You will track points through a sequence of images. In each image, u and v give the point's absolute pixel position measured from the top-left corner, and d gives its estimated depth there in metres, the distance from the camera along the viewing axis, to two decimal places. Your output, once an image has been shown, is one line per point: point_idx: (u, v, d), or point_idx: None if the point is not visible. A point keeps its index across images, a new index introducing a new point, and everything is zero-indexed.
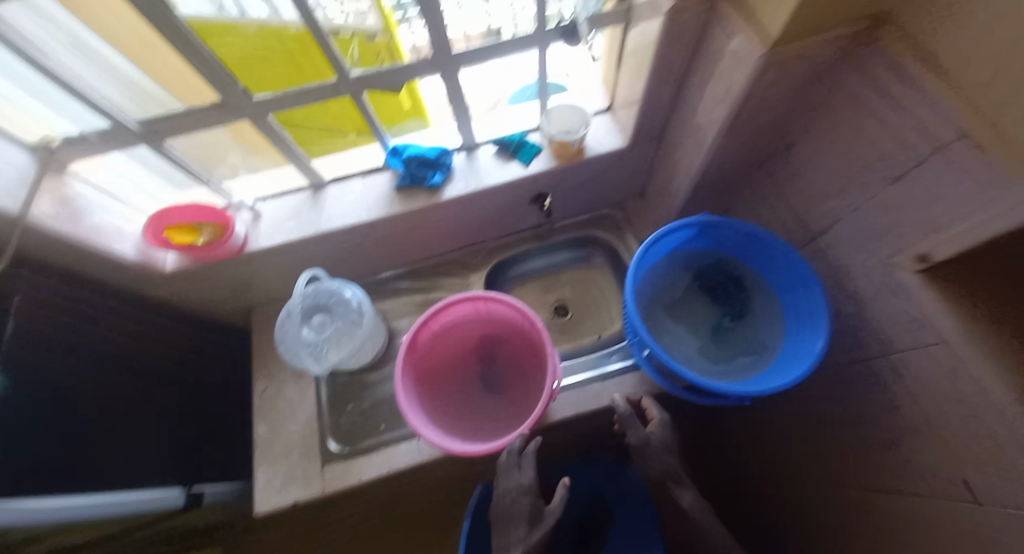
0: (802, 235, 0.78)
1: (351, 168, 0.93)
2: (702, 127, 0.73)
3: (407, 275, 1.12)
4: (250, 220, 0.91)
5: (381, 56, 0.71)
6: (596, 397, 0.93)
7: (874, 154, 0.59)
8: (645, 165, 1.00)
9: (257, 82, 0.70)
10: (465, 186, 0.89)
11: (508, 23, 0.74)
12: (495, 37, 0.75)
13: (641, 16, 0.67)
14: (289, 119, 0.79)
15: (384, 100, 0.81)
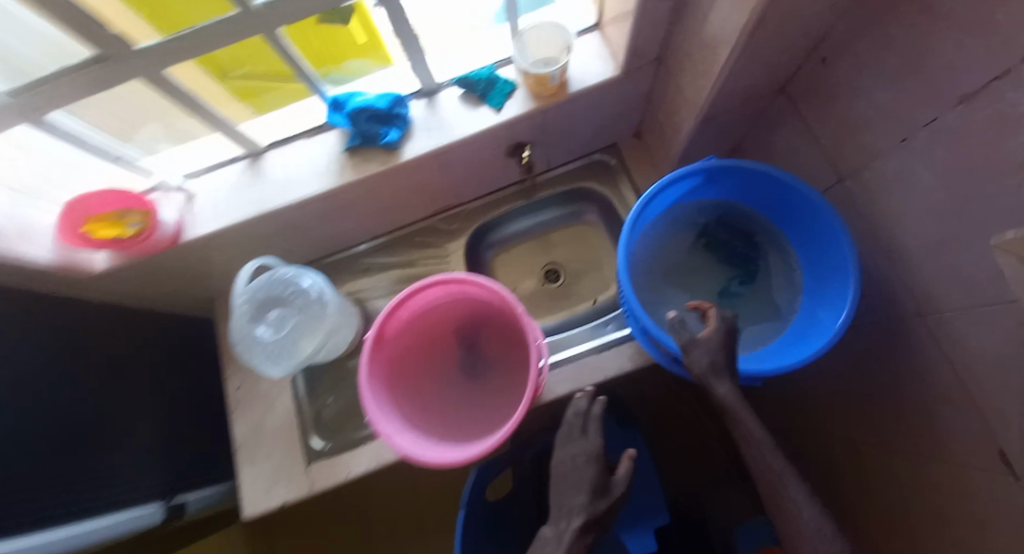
0: (826, 172, 0.64)
1: (292, 129, 0.78)
2: (712, 46, 0.57)
3: (382, 247, 1.00)
4: (184, 203, 0.76)
5: None
6: (594, 370, 0.84)
7: (930, 69, 0.44)
8: (640, 98, 0.84)
9: (135, 26, 0.52)
10: (430, 143, 0.74)
11: None
12: None
13: None
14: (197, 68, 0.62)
15: (314, 37, 0.64)
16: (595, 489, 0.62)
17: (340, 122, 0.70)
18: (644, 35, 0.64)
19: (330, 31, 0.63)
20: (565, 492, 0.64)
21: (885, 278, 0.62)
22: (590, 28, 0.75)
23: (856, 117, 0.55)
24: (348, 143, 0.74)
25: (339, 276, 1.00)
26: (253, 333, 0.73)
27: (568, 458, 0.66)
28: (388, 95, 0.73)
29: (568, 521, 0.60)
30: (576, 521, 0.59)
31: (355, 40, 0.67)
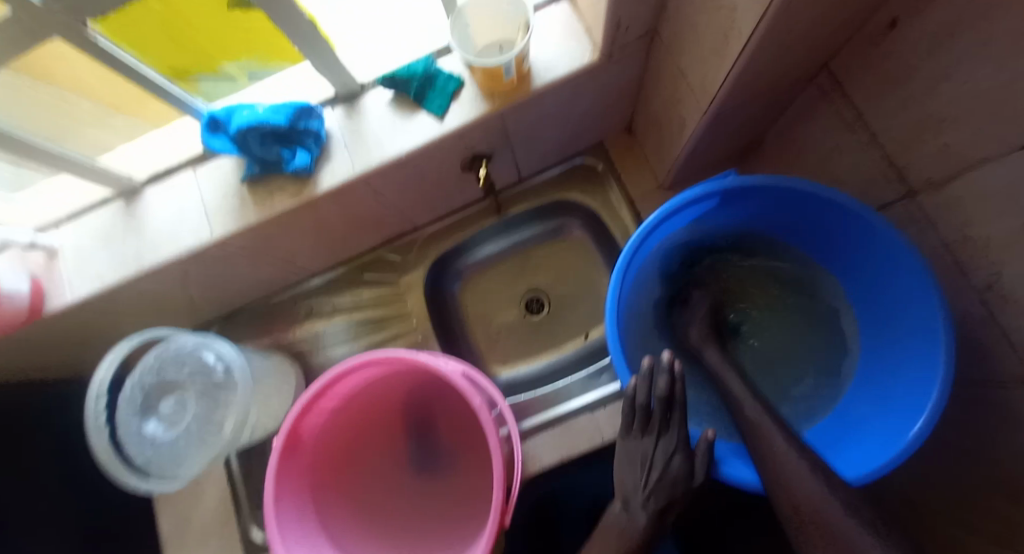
0: (895, 179, 0.46)
1: (173, 157, 0.62)
2: (726, 10, 0.39)
3: (329, 284, 0.83)
4: (45, 261, 0.62)
5: None
6: (585, 433, 0.68)
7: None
8: (628, 86, 0.65)
9: None
10: (352, 165, 0.56)
11: None
12: None
13: None
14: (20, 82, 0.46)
15: (187, 18, 0.44)
16: (676, 475, 0.49)
17: (223, 148, 0.54)
18: (628, 1, 0.46)
19: (185, 20, 0.44)
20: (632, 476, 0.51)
21: (976, 327, 0.45)
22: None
23: (948, 104, 0.37)
24: (246, 173, 0.57)
25: (279, 323, 0.83)
26: (142, 429, 0.60)
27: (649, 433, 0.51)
28: (290, 104, 0.54)
29: (640, 512, 0.50)
30: (643, 518, 0.49)
31: (239, 31, 0.48)
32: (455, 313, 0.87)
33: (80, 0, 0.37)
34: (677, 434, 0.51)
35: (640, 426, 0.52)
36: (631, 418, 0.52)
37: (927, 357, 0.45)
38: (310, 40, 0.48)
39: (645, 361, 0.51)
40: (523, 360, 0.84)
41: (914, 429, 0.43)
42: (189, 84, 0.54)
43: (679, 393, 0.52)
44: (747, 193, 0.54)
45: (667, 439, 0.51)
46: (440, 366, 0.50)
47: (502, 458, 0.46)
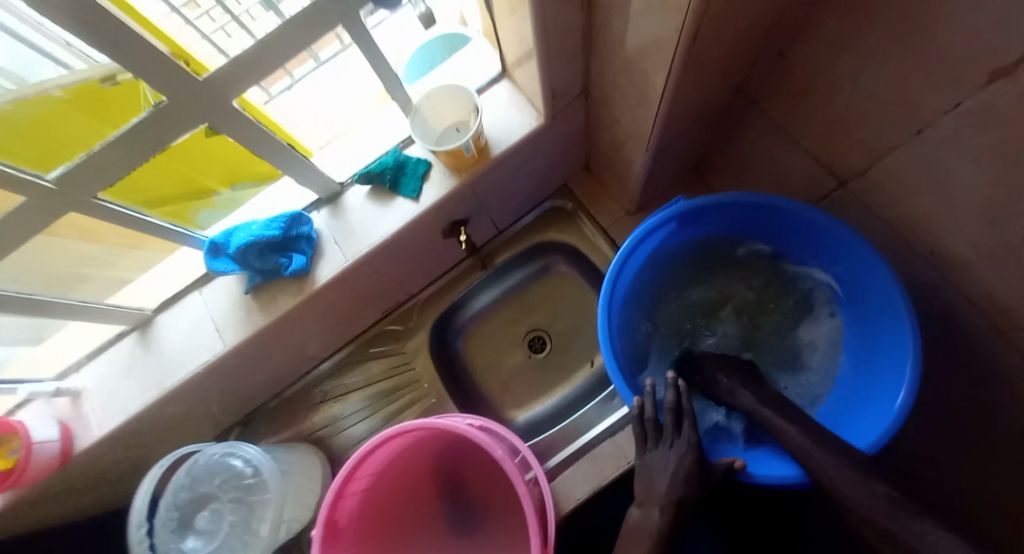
0: (825, 174, 0.52)
1: (177, 282, 0.66)
2: (641, 72, 0.45)
3: (338, 366, 0.87)
4: (71, 405, 0.65)
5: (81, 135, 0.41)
6: (611, 460, 0.70)
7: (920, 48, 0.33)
8: (577, 134, 0.72)
9: None
10: (343, 256, 0.61)
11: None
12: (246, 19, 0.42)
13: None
14: (45, 249, 0.51)
15: (199, 154, 0.51)
16: (689, 481, 0.50)
17: (226, 268, 0.59)
18: (558, 73, 0.53)
19: (189, 158, 0.51)
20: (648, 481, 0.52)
21: (931, 289, 0.49)
22: (498, 75, 0.64)
23: (844, 113, 0.43)
24: (248, 284, 0.62)
25: (297, 414, 0.86)
26: (183, 548, 0.61)
27: (664, 445, 0.53)
28: (280, 217, 0.59)
29: (653, 510, 0.50)
30: (657, 515, 0.50)
31: (239, 155, 0.56)
32: (463, 368, 0.90)
33: (95, 172, 0.43)
34: (687, 440, 0.53)
35: (654, 439, 0.55)
36: (644, 434, 0.56)
37: (893, 326, 0.49)
38: (287, 159, 0.54)
39: (646, 382, 0.56)
40: (537, 400, 0.87)
41: (899, 399, 0.47)
42: (189, 219, 0.60)
43: (685, 403, 0.56)
44: (705, 209, 0.59)
45: (677, 445, 0.53)
46: (456, 425, 0.53)
47: (533, 506, 0.48)
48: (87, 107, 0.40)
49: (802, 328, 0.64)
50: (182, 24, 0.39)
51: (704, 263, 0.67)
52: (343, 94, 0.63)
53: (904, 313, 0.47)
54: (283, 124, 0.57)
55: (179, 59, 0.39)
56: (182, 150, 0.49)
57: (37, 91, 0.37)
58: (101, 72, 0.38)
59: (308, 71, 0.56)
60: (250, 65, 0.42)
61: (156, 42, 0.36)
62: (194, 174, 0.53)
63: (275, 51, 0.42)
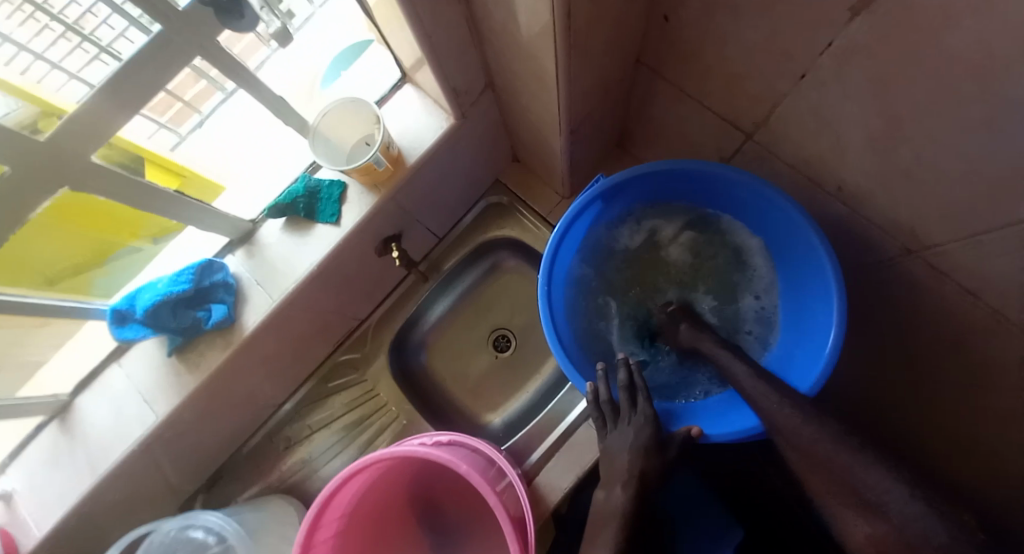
0: (732, 129, 0.53)
1: (95, 357, 0.61)
2: (533, 57, 0.44)
3: (299, 407, 0.83)
4: (5, 510, 0.60)
5: None
6: (589, 445, 0.70)
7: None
8: (495, 128, 0.71)
9: None
10: (270, 297, 0.58)
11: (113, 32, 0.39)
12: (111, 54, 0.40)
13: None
14: None
15: (82, 221, 0.46)
16: (654, 455, 0.51)
17: (137, 334, 0.56)
18: (455, 70, 0.51)
19: (70, 227, 0.46)
20: (616, 461, 0.52)
21: (849, 222, 0.51)
22: (399, 81, 0.62)
23: (736, 68, 0.43)
24: (170, 346, 0.58)
25: (264, 466, 0.81)
26: None
27: (624, 424, 0.53)
28: (188, 268, 0.56)
29: (619, 486, 0.50)
30: (628, 489, 0.49)
31: (132, 213, 0.51)
32: (430, 383, 0.88)
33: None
34: (644, 414, 0.53)
35: (613, 420, 0.55)
36: (602, 416, 0.56)
37: (816, 267, 0.52)
38: (180, 207, 0.49)
39: (597, 366, 0.57)
40: (510, 400, 0.86)
41: (831, 338, 0.49)
42: (87, 287, 0.55)
43: (638, 380, 0.56)
44: (627, 183, 0.59)
45: (635, 420, 0.53)
46: (414, 448, 0.51)
47: (507, 513, 0.47)
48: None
49: (735, 281, 0.65)
50: (70, 81, 0.40)
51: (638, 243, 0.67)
52: (241, 128, 0.59)
53: (826, 252, 0.48)
54: (198, 167, 0.56)
55: (51, 117, 0.39)
56: (55, 221, 0.44)
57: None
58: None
59: (217, 105, 0.55)
60: (101, 115, 0.38)
61: (8, 100, 0.37)
62: (80, 241, 0.48)
63: (128, 93, 0.38)
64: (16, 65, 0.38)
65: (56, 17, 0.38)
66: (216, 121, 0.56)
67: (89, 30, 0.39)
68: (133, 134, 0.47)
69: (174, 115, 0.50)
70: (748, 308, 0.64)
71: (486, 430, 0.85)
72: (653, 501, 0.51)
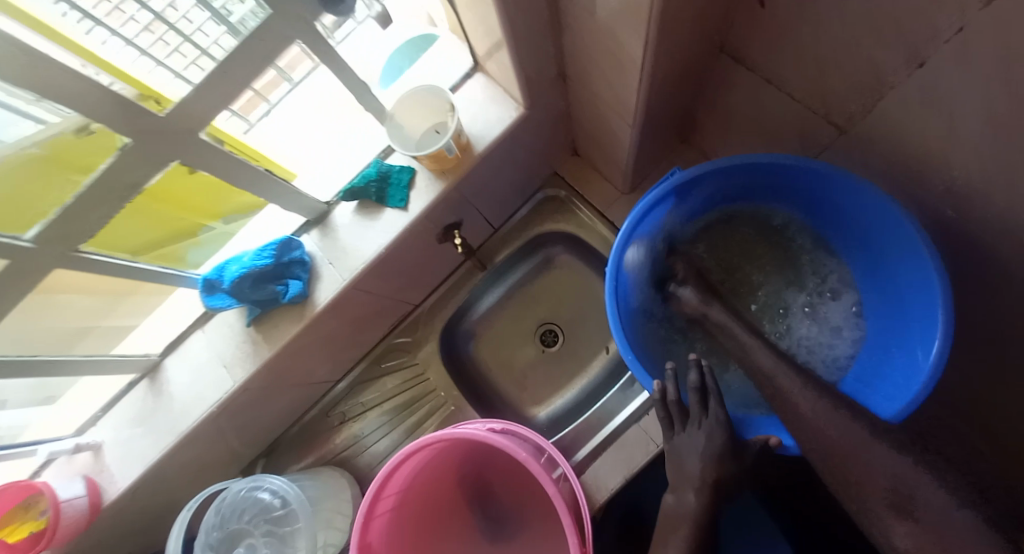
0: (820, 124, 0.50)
1: (180, 325, 0.66)
2: (614, 42, 0.43)
3: (352, 386, 0.86)
4: (93, 459, 0.66)
5: (55, 189, 0.41)
6: (638, 445, 0.69)
7: None
8: (560, 119, 0.70)
9: None
10: (342, 277, 0.61)
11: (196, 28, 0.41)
12: (193, 42, 0.42)
13: None
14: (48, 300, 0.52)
15: (175, 192, 0.50)
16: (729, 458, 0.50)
17: (224, 304, 0.59)
18: (531, 58, 0.51)
19: (164, 199, 0.50)
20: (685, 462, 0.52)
21: (956, 225, 0.47)
22: (470, 70, 0.62)
23: (834, 55, 0.40)
24: (250, 317, 0.62)
25: (318, 439, 0.86)
26: None
27: (695, 426, 0.53)
28: (270, 244, 0.59)
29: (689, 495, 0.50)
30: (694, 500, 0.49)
31: (215, 190, 0.55)
32: (477, 372, 0.89)
33: (58, 233, 0.42)
34: (716, 418, 0.52)
35: (680, 422, 0.54)
36: (669, 417, 0.55)
37: (921, 279, 0.48)
38: (267, 185, 0.52)
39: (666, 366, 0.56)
40: (556, 395, 0.86)
41: (933, 352, 0.46)
42: (181, 259, 0.60)
43: (712, 383, 0.55)
44: (702, 184, 0.58)
45: (706, 425, 0.52)
46: (472, 432, 0.52)
47: (566, 505, 0.47)
48: (69, 172, 0.41)
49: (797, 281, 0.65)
50: (158, 68, 0.42)
51: (706, 251, 0.67)
52: (307, 111, 0.62)
53: (931, 262, 0.45)
54: (267, 153, 0.59)
55: (150, 100, 0.42)
56: (157, 194, 0.48)
57: (11, 149, 0.37)
58: (73, 125, 0.38)
59: (283, 94, 0.58)
60: (209, 95, 0.40)
61: (112, 82, 0.39)
62: (177, 212, 0.53)
63: (237, 77, 0.41)
64: (102, 42, 0.38)
65: (146, 7, 0.38)
66: (281, 109, 0.59)
67: (175, 21, 0.41)
68: (221, 124, 0.51)
69: (244, 105, 0.53)
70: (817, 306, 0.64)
71: (530, 423, 0.85)
72: (712, 508, 0.49)
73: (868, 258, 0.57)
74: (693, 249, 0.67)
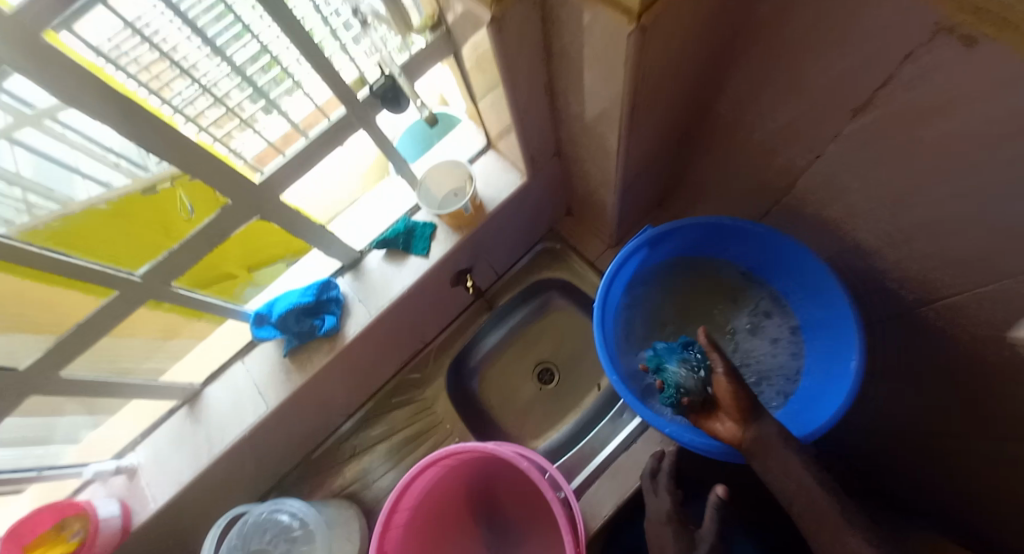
0: (761, 194, 0.63)
1: (223, 356, 0.75)
2: (598, 132, 0.56)
3: (364, 419, 0.93)
4: (128, 482, 0.71)
5: (142, 238, 0.50)
6: (628, 472, 0.76)
7: (803, 95, 0.44)
8: (556, 185, 0.84)
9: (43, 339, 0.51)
10: (369, 313, 0.71)
11: (251, 111, 0.50)
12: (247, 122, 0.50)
13: (474, 76, 0.58)
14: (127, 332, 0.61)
15: (236, 247, 0.61)
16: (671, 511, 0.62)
17: (270, 334, 0.72)
18: (534, 140, 0.65)
19: (228, 249, 0.60)
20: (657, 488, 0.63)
21: (871, 274, 0.59)
22: (484, 147, 0.76)
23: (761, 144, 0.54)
24: (286, 349, 0.71)
25: (330, 470, 0.91)
26: None
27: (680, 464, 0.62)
28: (312, 285, 0.70)
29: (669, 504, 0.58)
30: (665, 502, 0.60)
31: (266, 240, 0.64)
32: (480, 408, 0.97)
33: (161, 269, 0.54)
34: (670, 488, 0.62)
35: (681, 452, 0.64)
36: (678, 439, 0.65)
37: (837, 311, 0.60)
38: (318, 235, 0.65)
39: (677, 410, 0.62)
40: (552, 430, 0.93)
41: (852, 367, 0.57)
42: (235, 296, 0.69)
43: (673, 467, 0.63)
44: (667, 235, 0.69)
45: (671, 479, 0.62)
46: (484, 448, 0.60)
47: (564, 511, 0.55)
48: (160, 232, 0.51)
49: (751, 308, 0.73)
50: (217, 145, 0.49)
51: (678, 288, 0.76)
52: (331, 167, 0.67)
53: (839, 294, 0.58)
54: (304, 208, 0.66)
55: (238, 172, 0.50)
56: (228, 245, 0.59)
57: (82, 207, 0.44)
58: (142, 185, 0.47)
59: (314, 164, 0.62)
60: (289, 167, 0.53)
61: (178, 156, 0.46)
62: (239, 258, 0.63)
63: None
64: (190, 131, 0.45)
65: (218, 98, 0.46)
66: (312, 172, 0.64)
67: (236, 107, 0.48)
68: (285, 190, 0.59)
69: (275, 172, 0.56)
70: (772, 329, 0.71)
71: None
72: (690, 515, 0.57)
73: (807, 306, 0.66)
74: (667, 287, 0.76)
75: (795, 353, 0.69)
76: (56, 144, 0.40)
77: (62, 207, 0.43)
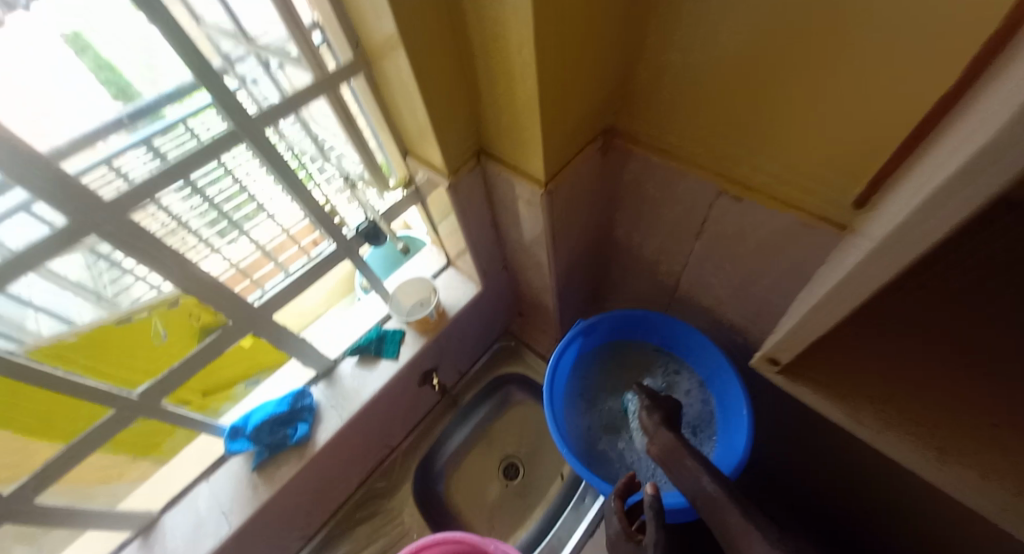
0: (663, 292, 0.81)
1: (188, 477, 0.75)
2: (533, 252, 0.74)
3: (330, 537, 0.92)
4: None
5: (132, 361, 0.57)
6: None
7: (667, 224, 0.64)
8: (507, 293, 1.00)
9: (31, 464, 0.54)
10: (341, 417, 0.78)
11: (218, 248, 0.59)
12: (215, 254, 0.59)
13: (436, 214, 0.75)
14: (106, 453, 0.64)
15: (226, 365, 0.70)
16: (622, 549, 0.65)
17: (242, 446, 0.74)
18: (484, 258, 0.81)
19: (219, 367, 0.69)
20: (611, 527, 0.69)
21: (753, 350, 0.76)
22: (445, 264, 0.91)
23: (653, 257, 0.73)
24: (256, 461, 0.75)
25: None
26: None
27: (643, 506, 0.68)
28: (288, 394, 0.77)
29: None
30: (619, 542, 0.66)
31: (251, 359, 0.74)
32: (448, 512, 0.98)
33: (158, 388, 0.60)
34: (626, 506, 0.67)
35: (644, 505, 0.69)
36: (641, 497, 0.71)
37: (724, 376, 0.74)
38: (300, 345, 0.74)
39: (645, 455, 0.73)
40: (519, 528, 0.96)
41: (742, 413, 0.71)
42: (209, 410, 0.73)
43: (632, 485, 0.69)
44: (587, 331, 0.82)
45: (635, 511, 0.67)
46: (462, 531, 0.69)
47: None
48: (142, 361, 0.58)
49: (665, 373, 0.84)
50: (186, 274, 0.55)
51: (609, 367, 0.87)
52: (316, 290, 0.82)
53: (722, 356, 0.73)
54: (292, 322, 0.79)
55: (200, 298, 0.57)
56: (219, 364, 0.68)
57: (51, 339, 0.49)
58: (117, 317, 0.53)
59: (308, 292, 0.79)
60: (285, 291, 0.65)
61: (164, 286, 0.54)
62: (223, 374, 0.71)
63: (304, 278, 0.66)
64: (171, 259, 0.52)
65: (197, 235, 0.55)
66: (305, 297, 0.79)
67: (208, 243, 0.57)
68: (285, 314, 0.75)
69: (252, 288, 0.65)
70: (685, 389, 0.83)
71: None
72: None
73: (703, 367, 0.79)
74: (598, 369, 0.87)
75: (706, 404, 0.80)
76: (29, 284, 0.44)
77: (20, 345, 0.47)
